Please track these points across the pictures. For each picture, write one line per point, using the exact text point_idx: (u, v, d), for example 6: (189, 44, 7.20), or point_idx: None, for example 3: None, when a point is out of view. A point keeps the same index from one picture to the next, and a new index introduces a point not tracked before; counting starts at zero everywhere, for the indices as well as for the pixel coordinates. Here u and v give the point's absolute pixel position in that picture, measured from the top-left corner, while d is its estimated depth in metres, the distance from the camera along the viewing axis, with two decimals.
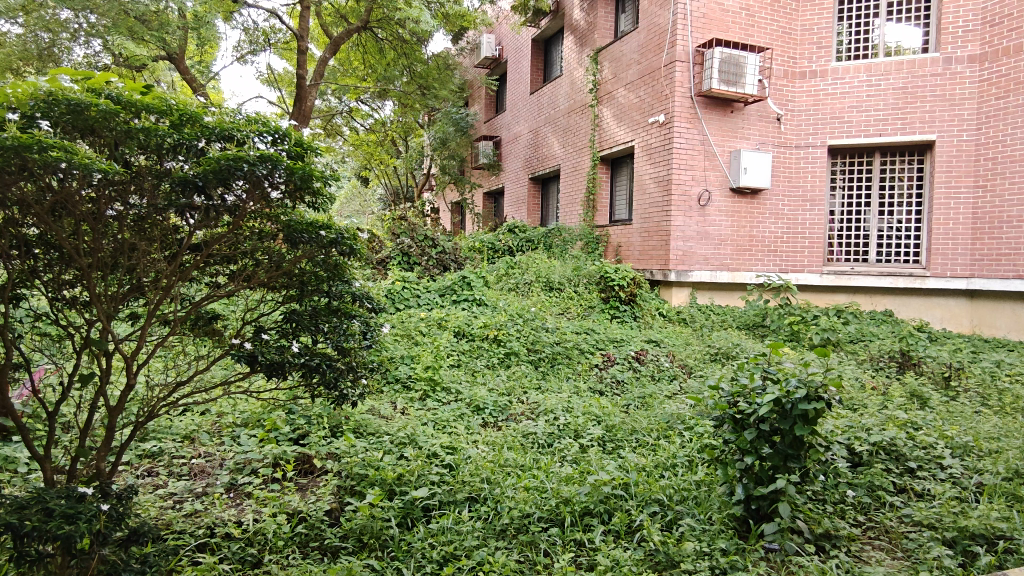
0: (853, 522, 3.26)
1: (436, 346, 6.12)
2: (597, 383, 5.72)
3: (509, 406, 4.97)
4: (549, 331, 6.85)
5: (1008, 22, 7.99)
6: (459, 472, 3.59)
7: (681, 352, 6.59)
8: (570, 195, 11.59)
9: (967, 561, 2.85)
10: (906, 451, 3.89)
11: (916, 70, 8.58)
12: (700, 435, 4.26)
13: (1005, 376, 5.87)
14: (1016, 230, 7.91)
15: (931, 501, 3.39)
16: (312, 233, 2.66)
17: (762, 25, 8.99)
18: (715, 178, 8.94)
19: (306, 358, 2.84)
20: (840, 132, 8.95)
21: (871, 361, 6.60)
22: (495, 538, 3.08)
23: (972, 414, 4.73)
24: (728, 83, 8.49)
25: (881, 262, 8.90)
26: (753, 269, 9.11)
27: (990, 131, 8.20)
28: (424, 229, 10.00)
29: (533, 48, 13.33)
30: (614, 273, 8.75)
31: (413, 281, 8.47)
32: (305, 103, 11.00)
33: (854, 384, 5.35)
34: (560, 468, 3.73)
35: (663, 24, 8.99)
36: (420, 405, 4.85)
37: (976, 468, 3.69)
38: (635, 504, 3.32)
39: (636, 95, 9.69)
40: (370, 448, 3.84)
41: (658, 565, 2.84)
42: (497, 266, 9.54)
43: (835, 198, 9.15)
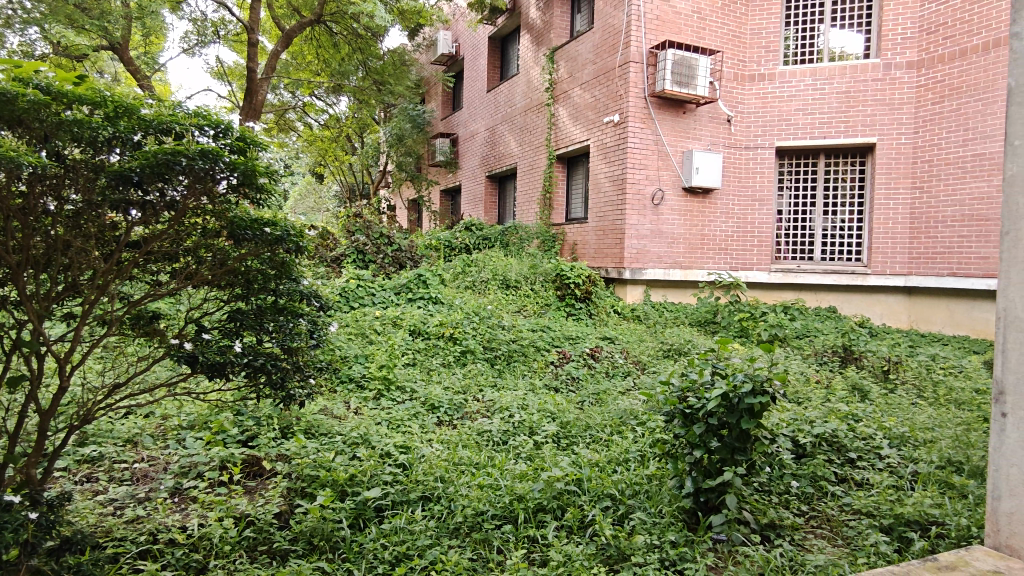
0: (796, 512, 3.37)
1: (391, 345, 6.06)
2: (553, 379, 5.77)
3: (464, 405, 4.95)
4: (504, 329, 6.86)
5: (943, 31, 8.36)
6: (413, 472, 3.57)
7: (635, 349, 6.69)
8: (526, 193, 11.63)
9: (902, 547, 2.96)
10: (846, 442, 4.04)
11: (859, 74, 8.89)
12: (652, 430, 4.34)
13: (940, 369, 6.16)
14: (951, 230, 8.29)
15: (870, 490, 3.53)
16: (256, 230, 2.60)
17: (712, 28, 9.19)
18: (668, 177, 9.10)
19: (250, 358, 2.79)
20: (787, 134, 9.21)
21: (815, 355, 6.82)
22: (448, 537, 3.07)
23: (909, 406, 4.95)
24: (680, 84, 8.66)
25: (826, 260, 9.21)
26: (705, 267, 9.31)
27: (927, 135, 8.58)
28: (379, 226, 9.87)
29: (489, 47, 13.32)
30: (570, 271, 8.82)
31: (368, 279, 8.37)
32: (256, 97, 10.71)
33: (799, 378, 5.54)
34: (515, 465, 3.74)
35: (618, 25, 9.10)
36: (374, 405, 4.80)
37: (911, 457, 3.86)
38: (587, 499, 3.36)
39: (591, 95, 9.78)
40: (322, 448, 3.79)
41: (610, 559, 2.87)
42: (453, 264, 9.50)
43: (783, 198, 9.42)
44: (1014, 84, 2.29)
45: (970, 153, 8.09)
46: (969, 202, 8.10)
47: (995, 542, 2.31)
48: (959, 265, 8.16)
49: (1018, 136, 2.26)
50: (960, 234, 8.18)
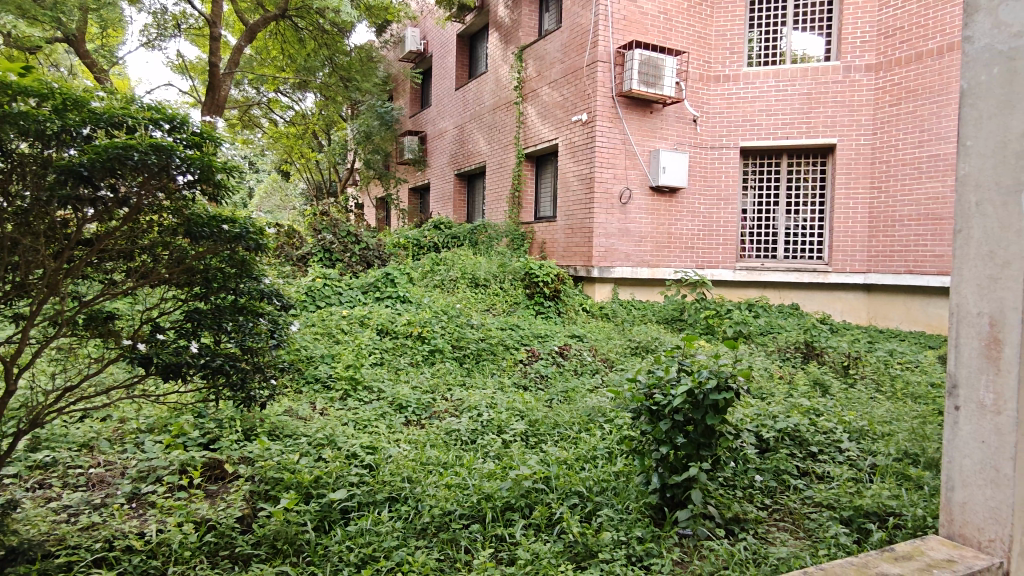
0: (760, 506, 3.43)
1: (358, 344, 5.99)
2: (521, 377, 5.78)
3: (433, 404, 4.93)
4: (473, 328, 6.85)
5: (900, 34, 8.59)
6: (379, 472, 3.54)
7: (603, 346, 6.74)
8: (495, 191, 11.62)
9: (861, 537, 3.04)
10: (808, 436, 4.13)
11: (820, 76, 9.08)
12: (620, 427, 4.37)
13: (897, 364, 6.34)
14: (907, 228, 8.53)
15: (830, 482, 3.62)
16: (214, 228, 2.55)
17: (678, 29, 9.29)
18: (635, 176, 9.18)
19: (208, 359, 2.75)
20: (751, 134, 9.37)
21: (778, 351, 6.95)
22: (415, 538, 3.04)
23: (868, 400, 5.09)
24: (647, 84, 8.74)
25: (789, 258, 9.40)
26: (672, 265, 9.42)
27: (884, 136, 8.81)
28: (346, 224, 9.73)
29: (457, 44, 13.26)
30: (538, 269, 8.84)
31: (335, 278, 8.26)
32: (218, 93, 10.48)
33: (763, 374, 5.65)
34: (483, 464, 3.73)
35: (585, 24, 9.14)
36: (340, 405, 4.74)
37: (870, 450, 3.96)
38: (555, 497, 3.36)
39: (559, 93, 9.81)
40: (286, 450, 3.73)
41: (577, 556, 2.88)
42: (421, 263, 9.43)
43: (747, 197, 9.58)
44: (967, 86, 2.30)
45: (926, 154, 8.34)
46: (925, 202, 8.35)
47: (949, 531, 2.30)
48: (915, 263, 8.42)
49: (971, 137, 2.27)
50: (916, 233, 8.43)
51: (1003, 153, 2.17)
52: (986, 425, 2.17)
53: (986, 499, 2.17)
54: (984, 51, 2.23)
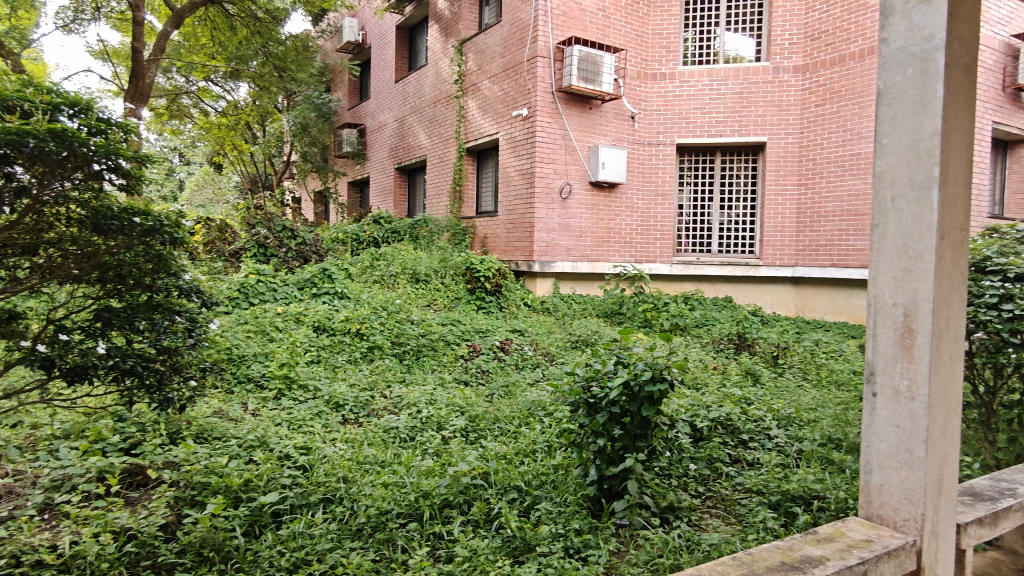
0: (694, 493, 3.52)
1: (292, 342, 5.80)
2: (462, 373, 5.74)
3: (371, 402, 4.83)
4: (414, 324, 6.76)
5: (825, 38, 8.96)
6: (314, 473, 3.47)
7: (544, 341, 6.77)
8: (436, 185, 11.53)
9: (787, 521, 3.15)
10: (739, 424, 4.26)
11: (751, 76, 9.37)
12: (559, 420, 4.41)
13: (822, 353, 6.63)
14: (833, 223, 8.91)
15: (760, 468, 3.75)
16: (124, 221, 2.48)
17: (616, 26, 9.40)
18: (575, 172, 9.25)
19: (118, 360, 2.62)
20: (687, 132, 9.61)
21: (712, 343, 7.15)
22: (351, 539, 2.97)
23: (795, 388, 5.31)
24: (586, 80, 8.82)
25: (722, 253, 9.70)
26: (611, 259, 9.53)
27: (811, 134, 9.17)
28: (282, 218, 9.41)
29: (396, 36, 13.04)
30: (480, 264, 8.82)
31: (269, 274, 7.98)
32: (142, 80, 9.95)
33: (698, 365, 5.82)
34: (421, 461, 3.69)
35: (525, 19, 9.15)
36: (274, 405, 4.60)
37: (796, 436, 4.12)
38: (494, 492, 3.35)
39: (499, 88, 9.79)
40: (214, 453, 3.59)
41: (515, 551, 2.87)
42: (360, 258, 9.23)
43: (683, 193, 9.83)
44: (883, 86, 2.28)
45: (849, 152, 8.73)
46: (848, 198, 8.73)
47: (868, 512, 2.32)
48: (840, 257, 8.81)
49: (886, 134, 2.25)
50: (840, 228, 8.82)
51: (915, 150, 2.16)
52: (901, 410, 2.18)
53: (900, 481, 2.19)
54: (898, 53, 2.21)
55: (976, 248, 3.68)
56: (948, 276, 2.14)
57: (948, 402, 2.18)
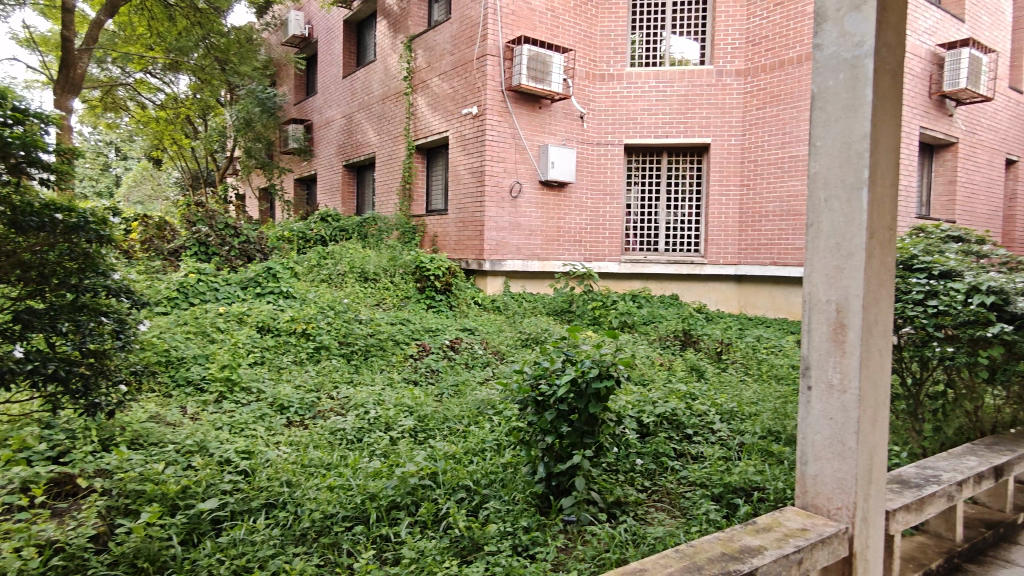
0: (640, 488, 3.58)
1: (234, 343, 5.63)
2: (411, 373, 5.69)
3: (317, 403, 4.73)
4: (361, 323, 6.66)
5: (765, 43, 9.25)
6: (255, 478, 3.39)
7: (494, 339, 6.76)
8: (385, 183, 11.38)
9: (729, 512, 3.23)
10: (684, 419, 4.36)
11: (696, 79, 9.58)
12: (508, 418, 4.42)
13: (763, 349, 6.84)
14: (773, 223, 9.19)
15: (703, 461, 3.84)
16: (44, 217, 2.46)
17: (565, 27, 9.49)
18: (525, 171, 9.28)
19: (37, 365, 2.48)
20: (634, 132, 9.75)
21: (659, 339, 7.29)
22: (294, 544, 2.91)
23: (737, 383, 5.47)
24: (535, 80, 8.87)
25: (669, 251, 9.90)
26: (560, 258, 9.60)
27: (752, 137, 9.43)
28: (224, 216, 9.11)
29: (343, 31, 12.82)
30: (429, 263, 8.75)
31: (210, 274, 7.70)
32: (73, 70, 9.49)
33: (645, 361, 5.92)
34: (369, 463, 3.64)
35: (474, 17, 9.13)
36: (214, 409, 4.46)
37: (738, 429, 4.24)
38: (442, 492, 3.33)
39: (449, 86, 9.74)
40: (150, 460, 3.46)
41: (463, 551, 2.86)
42: (307, 257, 9.02)
43: (631, 193, 10.00)
44: (817, 91, 2.36)
45: (787, 154, 9.02)
46: (787, 198, 9.03)
47: (804, 502, 2.41)
48: (779, 255, 9.10)
49: (820, 137, 2.33)
50: (780, 227, 9.10)
51: (847, 153, 2.24)
52: (834, 403, 2.27)
53: (834, 471, 2.28)
54: (831, 58, 2.29)
55: (904, 248, 3.86)
56: (877, 274, 2.24)
57: (877, 394, 2.28)
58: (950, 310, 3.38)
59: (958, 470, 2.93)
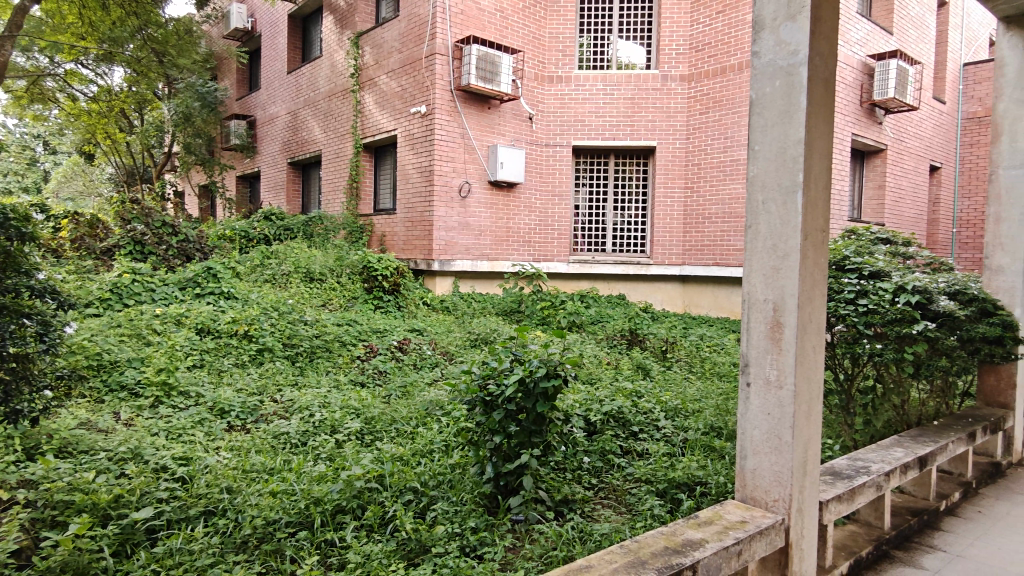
0: (587, 485, 3.62)
1: (171, 346, 5.43)
2: (358, 374, 5.60)
3: (259, 407, 4.61)
4: (307, 324, 6.53)
5: (708, 49, 9.49)
6: (194, 485, 3.28)
7: (443, 340, 6.73)
8: (331, 181, 11.17)
9: (673, 507, 3.30)
10: (630, 417, 4.44)
11: (642, 83, 9.76)
12: (456, 419, 4.41)
13: (706, 347, 7.03)
14: (716, 225, 9.44)
15: (648, 458, 3.91)
16: None
17: (514, 28, 9.52)
18: (473, 171, 9.26)
19: None
20: (583, 134, 9.86)
21: (606, 339, 7.40)
22: (235, 552, 2.82)
23: (681, 380, 5.61)
24: (484, 80, 8.86)
25: (616, 252, 10.06)
26: (509, 258, 9.63)
27: (696, 140, 9.66)
28: (161, 214, 8.74)
29: (288, 25, 12.51)
30: (377, 262, 8.63)
31: (146, 274, 7.38)
32: None
33: (592, 360, 6.00)
34: (313, 467, 3.57)
35: (423, 16, 9.06)
36: (150, 414, 4.28)
37: (682, 426, 4.35)
38: (389, 495, 3.30)
39: (397, 84, 9.64)
40: (79, 469, 3.30)
41: (410, 553, 2.84)
42: (249, 257, 8.77)
43: (579, 194, 10.12)
44: (755, 97, 2.44)
45: (729, 158, 9.29)
46: (729, 201, 9.29)
47: (743, 495, 2.48)
48: (722, 256, 9.35)
49: (758, 142, 2.41)
50: (722, 229, 9.36)
51: (782, 158, 2.32)
52: (771, 398, 2.35)
53: (771, 464, 2.36)
54: (768, 66, 2.38)
55: (837, 249, 4.04)
56: (811, 274, 2.32)
57: (811, 390, 2.37)
58: (879, 308, 3.54)
59: (886, 461, 3.08)
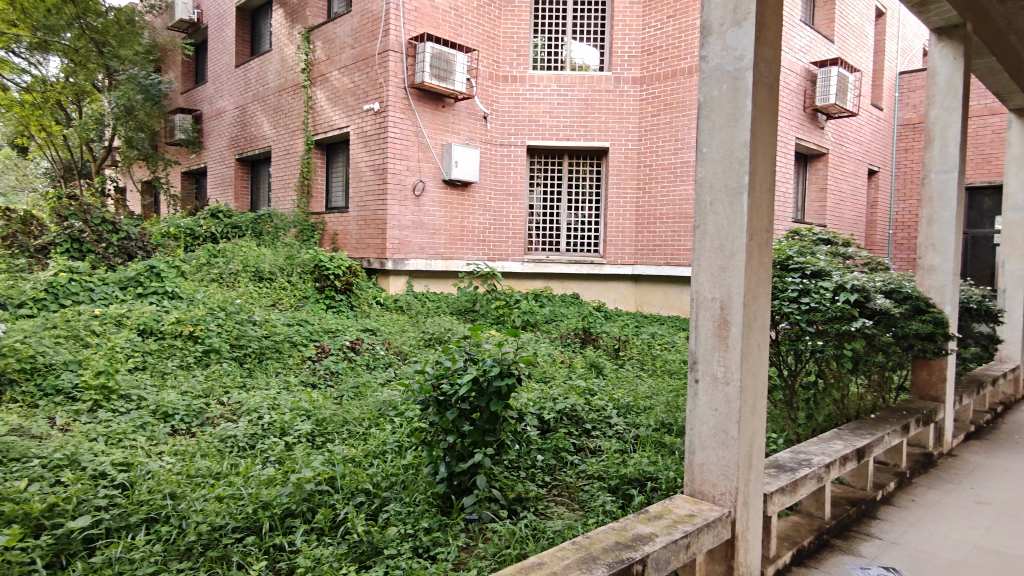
0: (541, 483, 3.65)
1: (110, 347, 5.22)
2: (309, 375, 5.50)
3: (205, 410, 4.47)
4: (255, 324, 6.37)
5: (660, 53, 9.66)
6: (135, 491, 3.16)
7: (397, 340, 6.66)
8: (281, 178, 10.92)
9: (625, 502, 3.35)
10: (583, 414, 4.48)
11: (595, 84, 9.87)
12: (410, 419, 4.37)
13: (657, 345, 7.16)
14: (667, 225, 9.62)
15: (600, 455, 3.96)
16: None
17: (468, 26, 9.50)
18: (428, 169, 9.20)
19: None
20: (537, 134, 9.91)
21: (560, 337, 7.46)
22: (178, 560, 2.74)
23: (633, 378, 5.71)
24: (438, 78, 8.81)
25: (570, 251, 10.14)
26: (464, 258, 9.60)
27: (648, 142, 9.83)
28: (101, 210, 8.35)
29: (236, 17, 12.17)
30: (329, 261, 8.50)
31: (84, 273, 7.05)
32: None
33: (546, 359, 6.04)
34: (261, 471, 3.48)
35: (376, 11, 8.96)
36: (88, 419, 4.10)
37: (634, 422, 4.42)
38: (340, 497, 3.24)
39: (349, 80, 9.49)
40: (9, 478, 3.13)
41: (361, 556, 2.80)
42: (195, 255, 8.51)
43: (534, 193, 10.17)
44: (704, 99, 2.49)
45: (680, 160, 9.48)
46: (679, 202, 9.48)
47: (691, 489, 2.54)
48: (673, 256, 9.53)
49: (706, 144, 2.47)
50: (673, 229, 9.54)
51: (729, 160, 2.39)
52: (718, 395, 2.41)
53: (718, 458, 2.42)
54: (715, 69, 2.44)
55: (781, 249, 4.17)
56: (756, 272, 2.39)
57: (756, 385, 2.44)
58: (820, 306, 3.65)
59: (826, 453, 3.19)
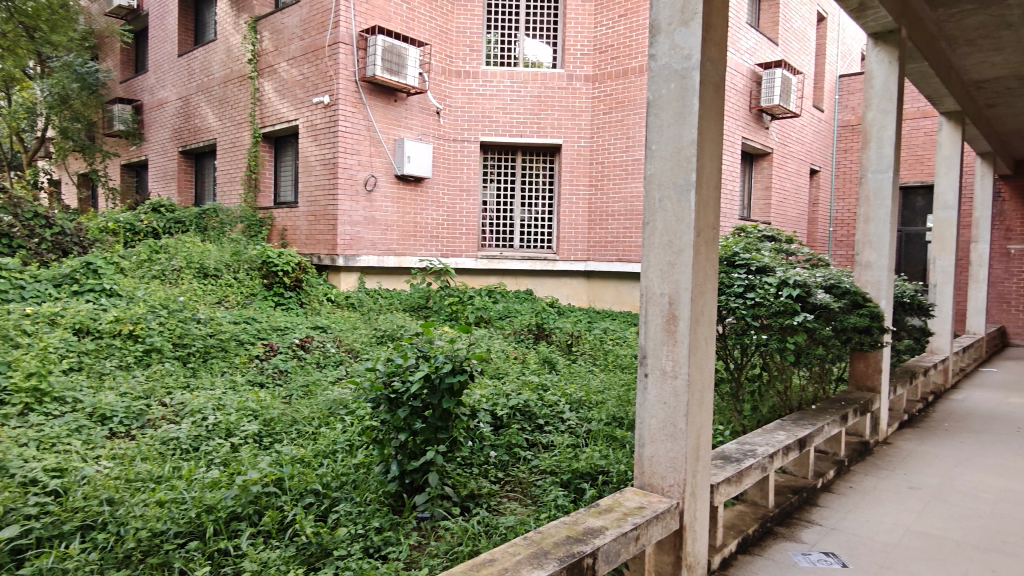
0: (494, 479, 3.65)
1: (43, 348, 4.96)
2: (257, 374, 5.36)
3: (146, 411, 4.31)
4: (199, 323, 6.16)
5: (611, 52, 9.77)
6: (69, 498, 3.03)
7: (348, 337, 6.54)
8: (227, 172, 10.60)
9: (576, 496, 3.38)
10: (536, 410, 4.51)
11: (548, 82, 9.91)
12: (361, 418, 4.31)
13: (609, 341, 7.25)
14: (619, 222, 9.73)
15: (553, 450, 3.99)
16: None
17: (420, 20, 9.39)
18: (379, 164, 9.07)
19: None
20: (490, 130, 9.89)
21: (514, 334, 7.46)
22: (116, 568, 2.63)
23: (586, 373, 5.77)
24: (390, 72, 8.68)
25: (523, 247, 10.15)
26: (417, 254, 9.51)
27: (600, 139, 9.93)
28: (32, 203, 7.93)
29: (179, 5, 11.73)
30: (277, 257, 8.35)
31: (14, 270, 6.67)
32: None
33: (500, 356, 6.04)
34: (205, 473, 3.39)
35: (326, 3, 8.77)
36: (18, 423, 3.90)
37: (586, 417, 4.46)
38: (288, 499, 3.17)
39: (298, 71, 9.28)
40: None
41: (310, 558, 2.75)
42: (135, 251, 8.18)
43: (487, 190, 10.14)
44: (652, 98, 2.53)
45: (631, 158, 9.61)
46: (631, 199, 9.61)
47: (640, 482, 2.58)
48: (624, 252, 9.66)
49: (654, 142, 2.50)
50: (625, 226, 9.66)
51: (677, 158, 2.43)
52: (666, 388, 2.45)
53: (667, 451, 2.47)
54: (664, 68, 2.47)
55: (728, 246, 4.26)
56: (702, 267, 2.44)
57: (703, 377, 2.49)
58: (764, 301, 3.75)
59: (769, 444, 3.29)
